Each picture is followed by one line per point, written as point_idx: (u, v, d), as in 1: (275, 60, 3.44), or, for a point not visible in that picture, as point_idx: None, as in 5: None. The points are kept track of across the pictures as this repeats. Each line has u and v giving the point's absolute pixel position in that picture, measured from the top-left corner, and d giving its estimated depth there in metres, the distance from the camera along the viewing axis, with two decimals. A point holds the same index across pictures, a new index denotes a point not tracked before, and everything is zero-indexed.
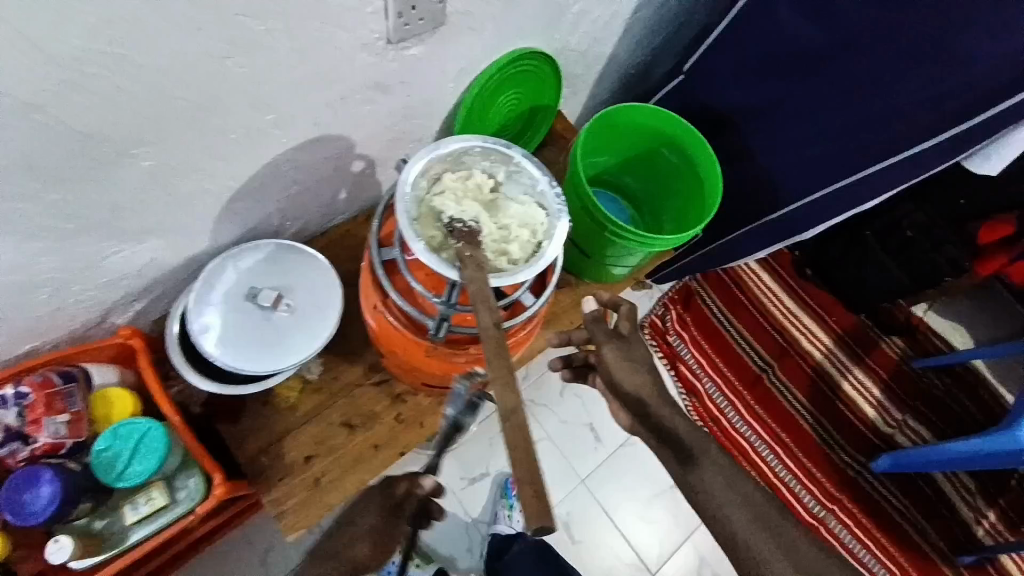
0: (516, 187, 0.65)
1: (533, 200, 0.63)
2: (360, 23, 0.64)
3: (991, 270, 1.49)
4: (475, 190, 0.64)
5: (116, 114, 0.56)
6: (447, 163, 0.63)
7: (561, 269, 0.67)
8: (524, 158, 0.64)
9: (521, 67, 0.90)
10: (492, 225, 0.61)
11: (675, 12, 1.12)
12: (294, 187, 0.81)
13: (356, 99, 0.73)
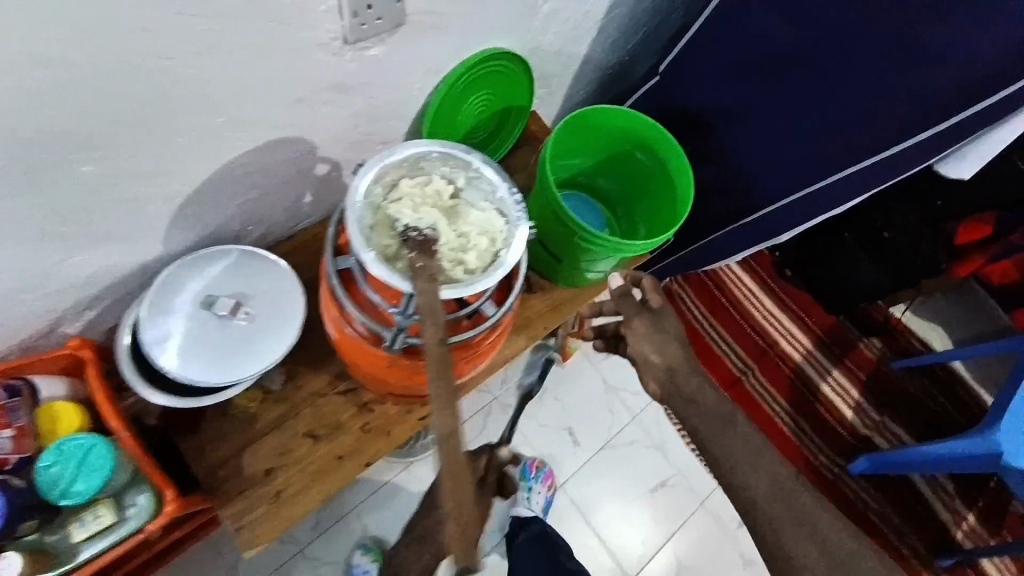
0: (477, 193, 0.62)
1: (493, 207, 0.61)
2: (315, 22, 0.61)
3: (969, 270, 1.49)
4: (434, 196, 0.61)
5: (118, 114, 0.57)
6: (404, 169, 0.61)
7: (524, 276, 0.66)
8: (484, 163, 0.61)
9: (490, 68, 0.88)
10: (450, 234, 0.59)
11: (651, 12, 1.10)
12: (254, 193, 0.78)
13: (317, 101, 0.71)
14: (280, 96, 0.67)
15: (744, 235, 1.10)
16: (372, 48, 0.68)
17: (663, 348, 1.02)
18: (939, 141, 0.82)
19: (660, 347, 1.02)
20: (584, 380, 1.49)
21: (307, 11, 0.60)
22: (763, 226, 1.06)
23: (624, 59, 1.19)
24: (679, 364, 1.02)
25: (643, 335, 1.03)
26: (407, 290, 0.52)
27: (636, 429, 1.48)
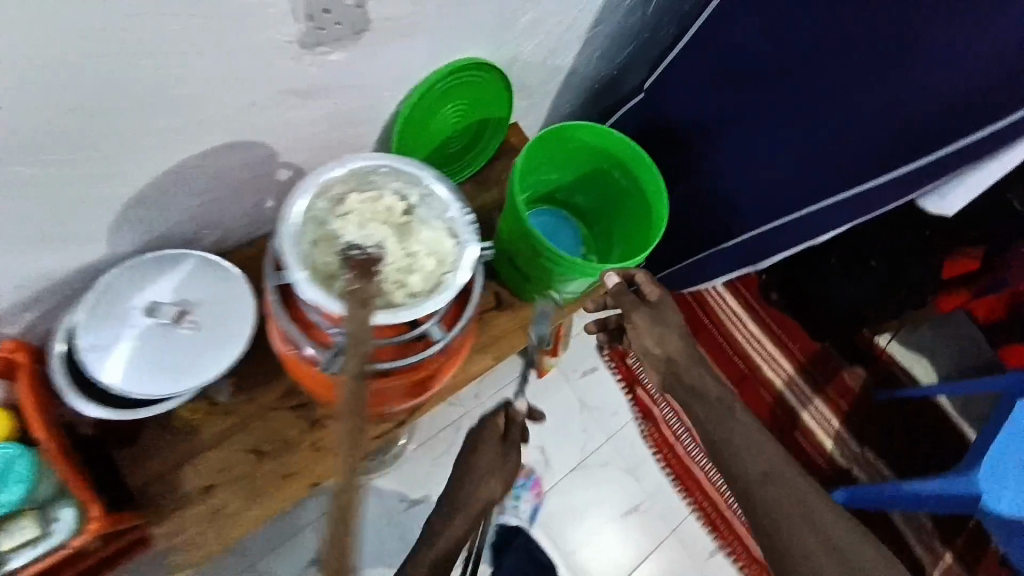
0: (429, 212, 0.59)
1: (444, 228, 0.58)
2: (269, 24, 0.58)
3: (953, 305, 1.47)
4: (383, 213, 0.58)
5: (110, 118, 0.58)
6: (354, 183, 0.58)
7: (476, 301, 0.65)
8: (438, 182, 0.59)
9: (465, 78, 0.86)
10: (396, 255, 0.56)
11: (641, 27, 1.07)
12: (208, 197, 0.75)
13: (274, 105, 0.67)
14: (232, 99, 0.64)
15: (725, 261, 1.07)
16: (333, 53, 0.65)
17: (664, 343, 0.84)
18: (922, 178, 0.79)
19: (661, 343, 0.84)
20: (560, 398, 1.47)
21: (259, 11, 0.56)
22: (744, 253, 1.03)
23: (613, 74, 1.16)
24: (682, 359, 0.84)
25: (643, 332, 0.83)
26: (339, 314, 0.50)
27: (609, 450, 1.45)
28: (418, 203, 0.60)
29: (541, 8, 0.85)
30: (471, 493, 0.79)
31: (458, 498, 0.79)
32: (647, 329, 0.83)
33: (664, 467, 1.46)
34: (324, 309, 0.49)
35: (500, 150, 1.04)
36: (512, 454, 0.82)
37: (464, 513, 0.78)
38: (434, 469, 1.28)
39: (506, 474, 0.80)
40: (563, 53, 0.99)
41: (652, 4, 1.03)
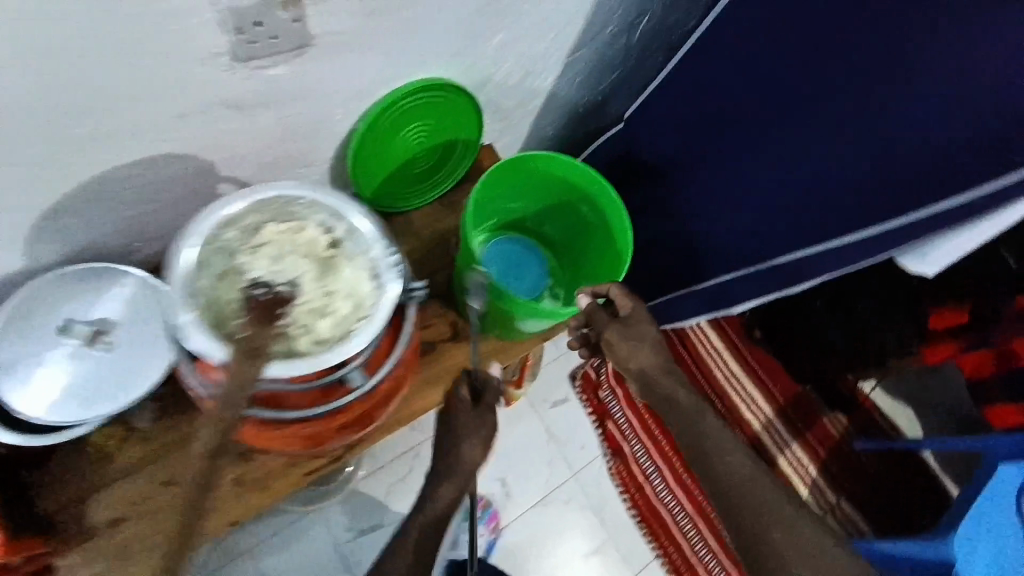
0: (354, 248, 0.54)
1: (366, 268, 0.53)
2: (193, 34, 0.54)
3: (939, 358, 1.38)
4: (303, 246, 0.54)
5: (11, 124, 0.53)
6: (274, 210, 0.54)
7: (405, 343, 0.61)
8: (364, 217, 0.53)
9: (429, 100, 0.82)
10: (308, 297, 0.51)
11: (625, 55, 1.03)
12: (138, 209, 0.70)
13: (207, 119, 0.63)
14: (157, 111, 0.59)
15: (696, 303, 1.01)
16: (270, 68, 0.61)
17: (639, 357, 0.80)
18: None
19: (633, 357, 0.80)
20: (526, 428, 1.42)
21: (183, 22, 0.52)
22: (715, 296, 0.96)
23: (596, 100, 1.12)
24: (658, 368, 0.81)
25: (616, 348, 0.81)
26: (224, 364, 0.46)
27: (572, 486, 1.40)
28: (342, 236, 0.55)
29: (511, 31, 0.81)
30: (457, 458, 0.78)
31: (445, 465, 0.79)
32: (620, 345, 0.80)
33: (630, 508, 1.41)
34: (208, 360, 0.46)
35: (469, 173, 0.99)
36: (487, 418, 0.80)
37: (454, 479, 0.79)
38: (387, 498, 1.23)
39: (484, 433, 0.78)
40: (539, 78, 0.95)
41: (637, 32, 0.99)
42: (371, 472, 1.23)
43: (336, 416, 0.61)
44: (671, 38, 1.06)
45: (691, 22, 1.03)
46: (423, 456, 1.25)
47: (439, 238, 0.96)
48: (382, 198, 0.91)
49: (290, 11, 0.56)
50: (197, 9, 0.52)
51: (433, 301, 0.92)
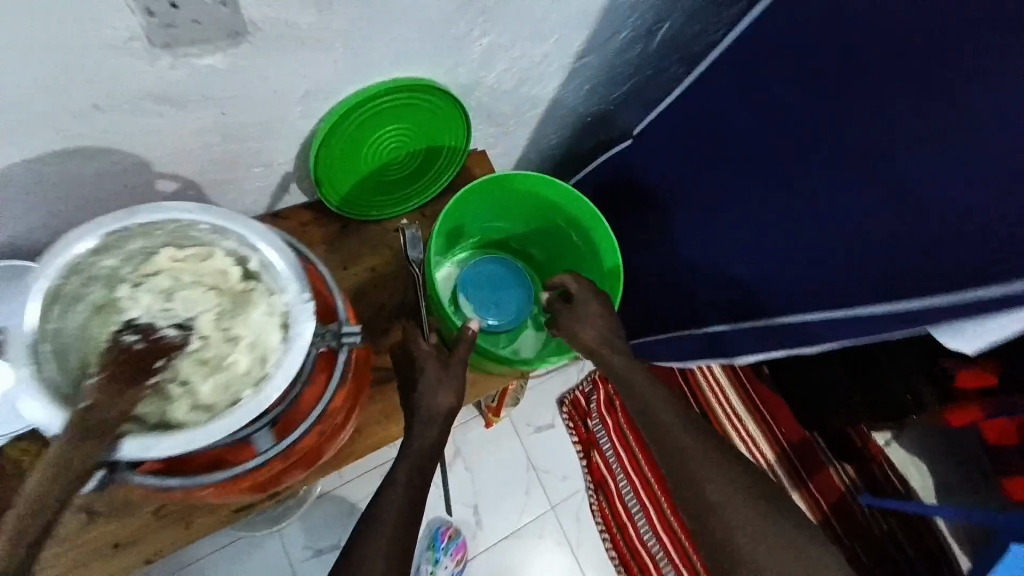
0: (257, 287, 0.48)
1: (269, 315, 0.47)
2: (97, 16, 0.45)
3: (966, 420, 1.28)
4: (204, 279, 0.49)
5: None
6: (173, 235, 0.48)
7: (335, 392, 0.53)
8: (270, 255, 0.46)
9: (405, 102, 0.73)
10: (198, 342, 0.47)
11: (639, 63, 0.92)
12: (62, 205, 0.62)
13: (130, 112, 0.54)
14: (65, 99, 0.51)
15: (689, 345, 0.87)
16: (200, 57, 0.52)
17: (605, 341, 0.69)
18: None
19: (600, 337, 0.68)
20: (507, 453, 1.30)
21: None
22: (714, 339, 0.82)
23: (606, 109, 1.01)
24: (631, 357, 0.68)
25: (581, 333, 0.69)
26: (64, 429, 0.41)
27: (549, 519, 1.30)
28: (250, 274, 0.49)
29: (504, 31, 0.70)
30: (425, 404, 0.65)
31: None
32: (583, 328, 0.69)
33: (608, 549, 1.30)
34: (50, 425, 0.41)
35: (454, 181, 0.89)
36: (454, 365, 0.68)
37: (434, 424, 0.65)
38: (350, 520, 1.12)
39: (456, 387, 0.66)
40: (537, 83, 0.84)
41: (655, 39, 0.88)
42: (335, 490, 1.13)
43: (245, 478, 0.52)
44: (692, 48, 0.95)
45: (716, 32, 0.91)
46: None
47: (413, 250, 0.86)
48: (349, 206, 0.82)
49: None
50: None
51: (399, 321, 0.83)
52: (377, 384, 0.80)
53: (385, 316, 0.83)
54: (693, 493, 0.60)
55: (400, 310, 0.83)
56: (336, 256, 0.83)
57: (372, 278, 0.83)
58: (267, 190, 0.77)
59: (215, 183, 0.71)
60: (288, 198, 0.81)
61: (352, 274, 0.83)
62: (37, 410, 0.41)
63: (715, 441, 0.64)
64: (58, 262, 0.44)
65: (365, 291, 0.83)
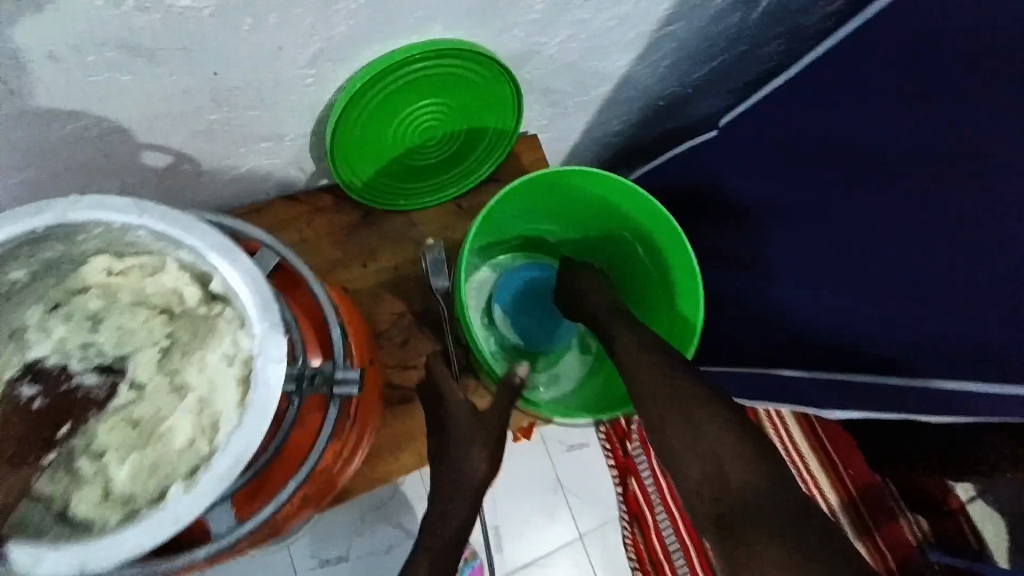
0: (225, 330, 0.36)
1: (235, 362, 0.35)
2: None
3: None
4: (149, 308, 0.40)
5: None
6: (109, 247, 0.37)
7: (328, 443, 0.44)
8: (243, 285, 0.34)
9: (446, 71, 0.59)
10: (144, 382, 0.40)
11: (732, 38, 0.74)
12: (28, 175, 0.51)
13: (94, 64, 0.43)
14: (8, 45, 0.39)
15: (763, 387, 0.70)
16: None
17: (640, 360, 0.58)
18: None
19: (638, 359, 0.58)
20: (533, 472, 1.17)
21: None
22: (789, 387, 0.67)
23: (683, 94, 0.84)
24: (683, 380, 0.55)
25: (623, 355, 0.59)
26: None
27: (575, 547, 1.17)
28: (211, 293, 0.37)
29: None
30: (453, 471, 0.56)
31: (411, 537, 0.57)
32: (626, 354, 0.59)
33: None
34: None
35: (497, 171, 0.75)
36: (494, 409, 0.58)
37: (458, 500, 0.55)
38: (357, 536, 0.99)
39: (491, 445, 0.57)
40: (606, 56, 0.68)
41: (757, 7, 0.70)
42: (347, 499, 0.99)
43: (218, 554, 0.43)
44: (800, 24, 0.76)
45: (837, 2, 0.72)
46: (413, 485, 1.01)
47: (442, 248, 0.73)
48: (374, 193, 0.70)
49: None
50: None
51: (424, 333, 0.70)
52: (391, 405, 0.68)
53: (406, 325, 0.70)
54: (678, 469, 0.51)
55: (424, 318, 0.70)
56: (354, 252, 0.71)
57: (394, 278, 0.71)
58: (278, 169, 0.65)
59: (213, 158, 0.59)
60: (303, 179, 0.69)
61: (371, 273, 0.70)
62: None
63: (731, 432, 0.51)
64: None
65: (384, 295, 0.70)
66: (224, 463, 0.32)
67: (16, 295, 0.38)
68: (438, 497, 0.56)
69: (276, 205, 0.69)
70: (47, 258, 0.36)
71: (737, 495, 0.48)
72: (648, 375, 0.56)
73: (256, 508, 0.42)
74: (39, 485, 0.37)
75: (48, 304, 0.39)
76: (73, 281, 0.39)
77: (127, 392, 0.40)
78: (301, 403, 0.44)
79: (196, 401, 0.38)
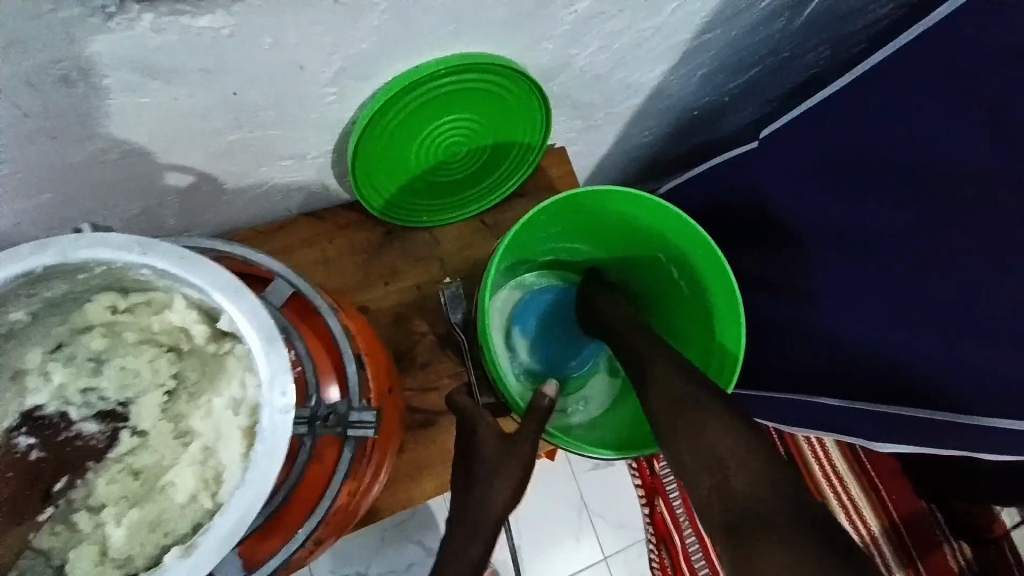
0: (233, 368, 0.35)
1: (244, 404, 0.34)
2: None
3: None
4: (158, 345, 0.39)
5: None
6: (112, 284, 0.36)
7: (341, 484, 0.42)
8: (246, 322, 0.32)
9: (472, 87, 0.57)
10: (150, 424, 0.39)
11: (774, 45, 0.70)
12: (50, 196, 0.51)
13: (110, 84, 0.42)
14: (25, 69, 0.39)
15: (802, 413, 0.68)
16: (192, 17, 0.39)
17: (667, 386, 0.54)
18: None
19: (666, 387, 0.54)
20: (556, 491, 1.14)
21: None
22: (828, 415, 0.66)
23: (718, 104, 0.79)
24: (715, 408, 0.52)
25: (650, 382, 0.55)
26: None
27: (598, 569, 1.13)
28: (220, 331, 0.35)
29: None
30: (480, 504, 0.55)
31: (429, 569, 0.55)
32: (653, 386, 0.55)
33: None
34: None
35: (522, 187, 0.73)
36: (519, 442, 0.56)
37: (481, 532, 0.54)
38: (375, 557, 0.97)
39: (518, 473, 0.56)
40: (639, 66, 0.65)
41: (803, 12, 0.66)
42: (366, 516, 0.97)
43: None
44: (847, 29, 0.71)
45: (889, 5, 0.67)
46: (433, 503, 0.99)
47: (465, 267, 0.71)
48: (397, 209, 0.68)
49: None
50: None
51: (446, 354, 0.68)
52: (413, 428, 0.66)
53: (429, 345, 0.68)
54: (698, 484, 0.49)
55: (447, 339, 0.68)
56: (374, 269, 0.68)
57: (414, 297, 0.69)
58: (299, 186, 0.64)
59: (232, 176, 0.58)
60: (326, 196, 0.67)
61: (391, 292, 0.68)
62: None
63: (742, 437, 0.50)
64: None
65: (407, 315, 0.68)
66: (228, 522, 0.30)
67: (18, 336, 0.37)
68: (458, 526, 0.55)
69: (298, 221, 0.68)
70: (48, 297, 0.35)
71: (747, 504, 0.46)
72: (677, 401, 0.53)
73: (268, 555, 0.40)
74: (40, 537, 0.36)
75: (49, 346, 0.39)
76: (75, 322, 0.38)
77: (129, 439, 0.39)
78: (313, 443, 0.42)
79: (200, 449, 0.36)
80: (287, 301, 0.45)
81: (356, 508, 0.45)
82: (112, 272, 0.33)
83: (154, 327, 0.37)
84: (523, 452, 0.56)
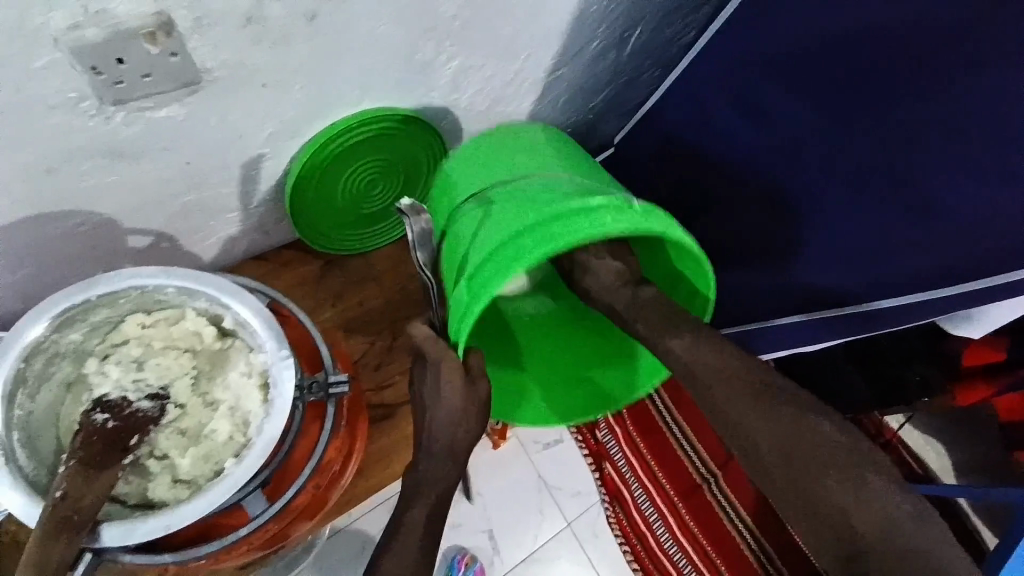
0: (241, 352, 0.52)
1: (259, 367, 0.50)
2: (44, 79, 0.46)
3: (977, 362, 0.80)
4: (175, 345, 0.54)
5: None
6: (143, 303, 0.52)
7: (329, 433, 0.54)
8: (247, 313, 0.49)
9: (382, 132, 0.71)
10: (185, 399, 0.53)
11: (615, 70, 0.87)
12: (22, 268, 0.60)
13: (86, 169, 0.54)
14: (20, 161, 0.50)
15: None
16: (155, 110, 0.52)
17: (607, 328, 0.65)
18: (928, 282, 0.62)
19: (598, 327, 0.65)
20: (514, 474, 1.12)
21: (20, 65, 0.44)
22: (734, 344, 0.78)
23: (586, 120, 0.96)
24: None
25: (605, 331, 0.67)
26: (32, 506, 0.43)
27: (568, 539, 1.09)
28: (224, 331, 0.53)
29: (473, 52, 0.69)
30: (429, 467, 0.59)
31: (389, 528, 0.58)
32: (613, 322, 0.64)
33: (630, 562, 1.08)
34: (22, 513, 0.42)
35: None
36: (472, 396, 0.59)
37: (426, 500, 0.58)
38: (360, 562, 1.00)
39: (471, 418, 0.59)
40: (514, 101, 0.81)
41: (627, 46, 0.84)
42: (352, 524, 1.02)
43: (278, 531, 0.54)
44: (670, 51, 0.89)
45: (692, 33, 0.88)
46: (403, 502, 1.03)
47: (401, 282, 0.84)
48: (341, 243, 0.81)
49: (160, 44, 0.47)
50: (36, 51, 0.44)
51: (394, 355, 0.80)
52: (377, 422, 0.77)
53: (379, 350, 0.80)
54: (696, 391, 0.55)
55: (395, 344, 0.81)
56: (323, 294, 0.81)
57: (362, 312, 0.81)
58: (245, 233, 0.75)
59: (188, 231, 0.69)
60: (269, 239, 0.78)
61: (340, 311, 0.81)
62: (17, 496, 0.43)
63: None
64: (25, 343, 0.46)
65: (356, 326, 0.81)
66: (262, 442, 0.45)
67: (74, 352, 0.51)
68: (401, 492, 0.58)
69: (246, 265, 0.79)
70: (96, 319, 0.51)
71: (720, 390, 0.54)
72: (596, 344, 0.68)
73: (284, 490, 0.52)
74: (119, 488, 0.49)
75: (99, 355, 0.53)
76: (117, 334, 0.53)
77: (174, 411, 0.53)
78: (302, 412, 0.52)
79: (228, 408, 0.52)
80: (280, 308, 0.59)
81: (342, 457, 0.57)
82: (147, 294, 0.50)
83: (175, 334, 0.53)
84: (482, 393, 0.59)
